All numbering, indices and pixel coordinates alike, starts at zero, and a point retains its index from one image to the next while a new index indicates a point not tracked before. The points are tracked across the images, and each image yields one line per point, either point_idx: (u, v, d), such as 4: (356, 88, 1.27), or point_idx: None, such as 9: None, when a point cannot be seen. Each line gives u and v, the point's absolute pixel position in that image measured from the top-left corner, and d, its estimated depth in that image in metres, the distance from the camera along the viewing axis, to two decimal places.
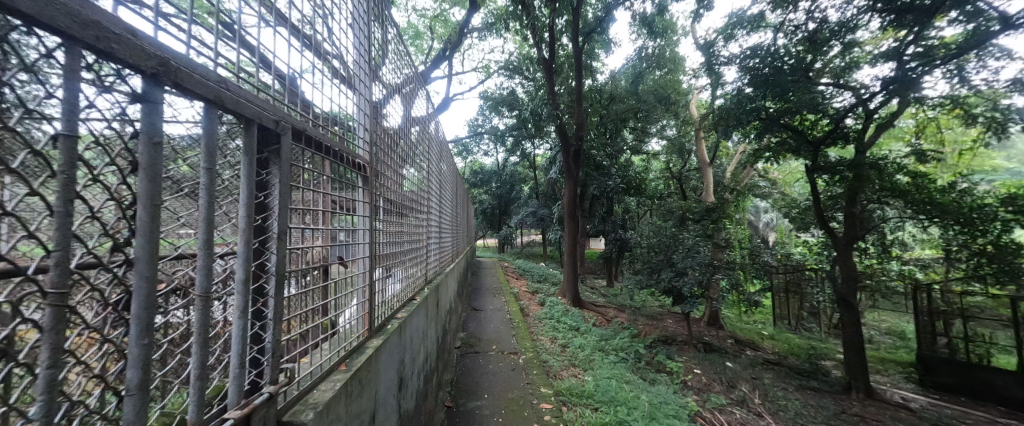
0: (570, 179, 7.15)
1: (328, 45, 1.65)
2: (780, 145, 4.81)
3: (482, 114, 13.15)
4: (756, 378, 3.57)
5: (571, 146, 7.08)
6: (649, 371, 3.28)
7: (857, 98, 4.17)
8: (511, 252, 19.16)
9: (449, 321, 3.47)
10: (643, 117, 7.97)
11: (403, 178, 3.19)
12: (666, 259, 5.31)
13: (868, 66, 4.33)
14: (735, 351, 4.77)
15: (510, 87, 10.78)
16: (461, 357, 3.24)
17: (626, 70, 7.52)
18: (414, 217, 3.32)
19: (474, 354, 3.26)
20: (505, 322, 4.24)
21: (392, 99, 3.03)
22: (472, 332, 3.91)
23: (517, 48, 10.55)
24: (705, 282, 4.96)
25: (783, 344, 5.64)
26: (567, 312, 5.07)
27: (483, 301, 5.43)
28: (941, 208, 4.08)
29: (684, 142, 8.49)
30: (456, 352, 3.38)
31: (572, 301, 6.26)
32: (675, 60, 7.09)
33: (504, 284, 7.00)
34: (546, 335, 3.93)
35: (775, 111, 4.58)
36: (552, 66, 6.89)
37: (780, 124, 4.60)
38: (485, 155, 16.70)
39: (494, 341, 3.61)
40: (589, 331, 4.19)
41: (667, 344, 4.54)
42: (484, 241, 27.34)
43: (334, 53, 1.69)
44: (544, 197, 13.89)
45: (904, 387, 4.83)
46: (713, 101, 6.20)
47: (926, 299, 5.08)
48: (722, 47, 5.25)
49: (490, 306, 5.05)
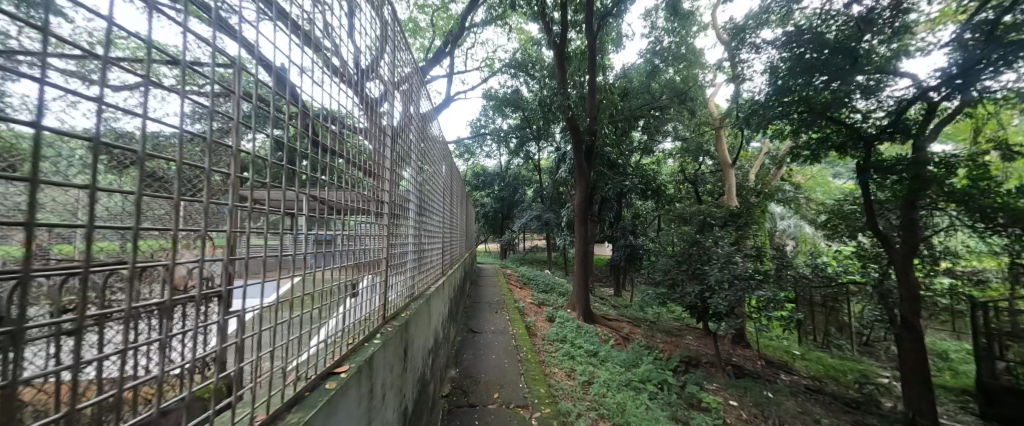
0: (582, 180, 6.64)
1: (325, 41, 1.50)
2: (822, 141, 4.32)
3: (484, 114, 12.72)
4: (806, 413, 3.04)
5: (582, 144, 6.59)
6: (686, 412, 2.78)
7: (918, 89, 3.63)
8: (512, 258, 18.63)
9: (437, 360, 2.95)
10: (658, 116, 7.50)
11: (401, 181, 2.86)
12: (689, 268, 4.83)
13: (922, 55, 3.86)
14: (770, 375, 4.22)
15: (514, 87, 10.36)
16: (447, 415, 2.64)
17: (638, 65, 7.12)
18: (408, 235, 2.85)
19: (467, 408, 2.70)
20: (508, 352, 3.70)
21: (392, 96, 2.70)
22: (466, 368, 3.37)
23: (522, 44, 10.13)
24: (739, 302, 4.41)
25: (820, 367, 5.07)
26: (580, 331, 4.56)
27: (486, 319, 4.94)
28: (1016, 216, 3.42)
29: (700, 143, 8.02)
30: (443, 405, 2.80)
31: (582, 314, 5.74)
32: (693, 53, 6.63)
33: (507, 296, 6.48)
34: (561, 368, 3.41)
35: (819, 104, 4.05)
36: (563, 57, 6.42)
37: (827, 117, 4.06)
38: (487, 157, 16.29)
39: (494, 383, 3.05)
40: (608, 358, 3.68)
41: (694, 367, 4.02)
42: (484, 245, 26.92)
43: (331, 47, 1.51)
44: (549, 201, 13.41)
45: (965, 421, 4.24)
46: (737, 96, 5.73)
47: (982, 319, 4.55)
48: (752, 32, 4.79)
49: (491, 327, 4.57)
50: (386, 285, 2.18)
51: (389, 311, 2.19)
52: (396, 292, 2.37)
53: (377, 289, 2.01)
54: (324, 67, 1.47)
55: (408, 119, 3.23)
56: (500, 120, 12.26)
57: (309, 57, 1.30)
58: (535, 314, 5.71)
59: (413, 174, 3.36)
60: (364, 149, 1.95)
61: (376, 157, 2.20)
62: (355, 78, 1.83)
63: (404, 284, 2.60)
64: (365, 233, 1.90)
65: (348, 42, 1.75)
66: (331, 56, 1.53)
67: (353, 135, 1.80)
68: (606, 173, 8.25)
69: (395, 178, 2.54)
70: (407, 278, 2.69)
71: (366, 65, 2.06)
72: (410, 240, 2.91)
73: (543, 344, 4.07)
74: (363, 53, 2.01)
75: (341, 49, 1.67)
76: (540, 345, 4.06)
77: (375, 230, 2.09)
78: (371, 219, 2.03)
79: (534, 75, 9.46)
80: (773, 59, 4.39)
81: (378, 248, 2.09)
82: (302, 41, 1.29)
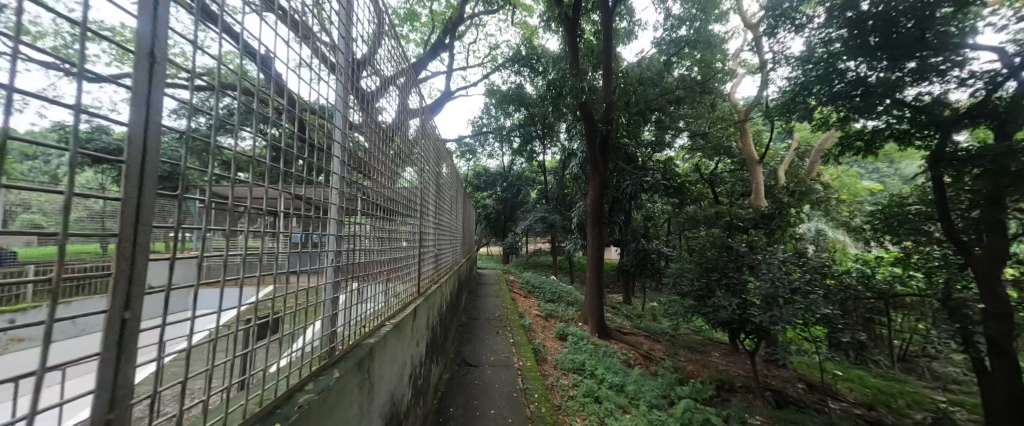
0: (596, 178, 6.13)
1: (322, 35, 1.58)
2: (878, 132, 3.79)
3: (488, 112, 12.19)
4: None
5: (597, 137, 6.05)
6: None
7: (1007, 66, 3.01)
8: (517, 262, 18.00)
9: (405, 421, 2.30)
10: (672, 111, 7.01)
11: (375, 182, 2.41)
12: (721, 278, 4.36)
13: (997, 27, 3.32)
14: (817, 404, 3.69)
15: (517, 83, 9.90)
16: None
17: (655, 53, 6.54)
18: (371, 251, 2.27)
19: None
20: (511, 397, 3.07)
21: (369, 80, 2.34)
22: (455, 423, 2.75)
23: (524, 37, 9.61)
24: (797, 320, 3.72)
25: (866, 390, 4.53)
26: (598, 356, 4.05)
27: (484, 344, 4.36)
28: None
29: (720, 140, 7.47)
30: None
31: (595, 329, 5.25)
32: (715, 38, 6.05)
33: (510, 311, 5.88)
34: (584, 416, 2.87)
35: (876, 84, 3.51)
36: (576, 40, 5.83)
37: (889, 101, 3.48)
38: (490, 157, 15.72)
39: None
40: (638, 398, 3.16)
41: (729, 394, 3.63)
42: (488, 249, 26.37)
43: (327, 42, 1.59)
44: (555, 202, 12.83)
45: None
46: (770, 83, 5.18)
47: None
48: (791, 9, 4.27)
49: (490, 357, 3.96)
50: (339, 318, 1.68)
51: (339, 350, 1.67)
52: (353, 322, 1.84)
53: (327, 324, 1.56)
54: (322, 63, 1.60)
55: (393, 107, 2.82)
56: (503, 117, 11.74)
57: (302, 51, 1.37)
58: (543, 331, 5.19)
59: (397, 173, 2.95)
60: (359, 143, 2.11)
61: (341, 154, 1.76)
62: (343, 70, 1.81)
63: (365, 307, 2.03)
64: (314, 254, 1.45)
65: (339, 37, 1.77)
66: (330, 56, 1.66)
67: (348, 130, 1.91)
68: (622, 170, 7.66)
69: (358, 183, 2.01)
70: (370, 301, 2.13)
71: (339, 39, 1.76)
72: (374, 255, 2.32)
73: (557, 377, 3.58)
74: (349, 40, 1.93)
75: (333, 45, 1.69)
76: (553, 377, 3.58)
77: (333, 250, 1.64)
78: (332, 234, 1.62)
79: (539, 69, 8.91)
80: (827, 26, 3.84)
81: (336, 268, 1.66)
82: (294, 30, 1.34)
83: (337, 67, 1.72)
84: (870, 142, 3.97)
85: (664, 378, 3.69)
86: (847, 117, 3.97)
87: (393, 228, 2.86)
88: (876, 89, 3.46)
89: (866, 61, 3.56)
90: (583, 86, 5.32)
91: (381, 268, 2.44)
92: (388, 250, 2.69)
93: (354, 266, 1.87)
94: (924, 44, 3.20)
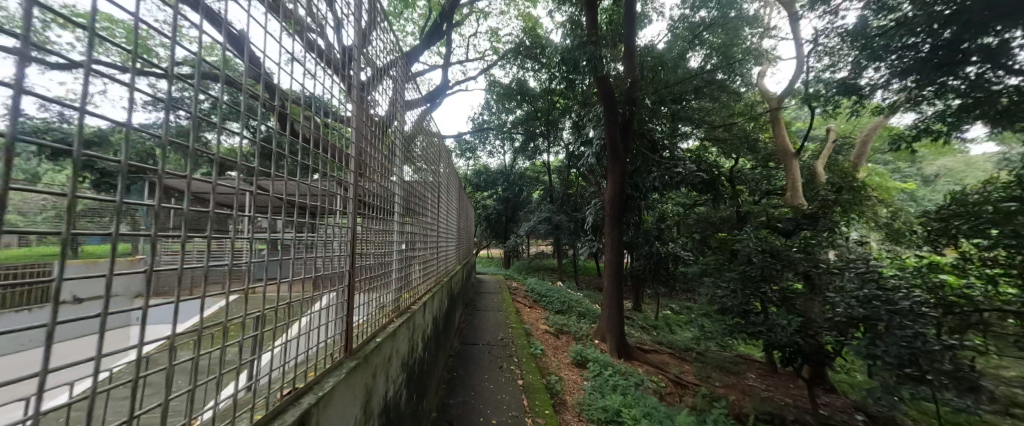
0: (615, 171, 5.52)
1: (309, 21, 1.49)
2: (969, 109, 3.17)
3: (489, 105, 11.49)
4: None
5: (620, 116, 5.36)
6: None
7: None
8: (519, 267, 17.33)
9: None
10: (690, 104, 6.45)
11: (346, 178, 1.83)
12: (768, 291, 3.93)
13: None
14: None
15: (519, 77, 9.35)
16: None
17: (676, 34, 5.92)
18: (330, 268, 1.65)
19: None
20: None
21: (351, 53, 1.94)
22: None
23: (526, 26, 9.01)
24: (873, 354, 3.15)
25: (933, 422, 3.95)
26: (630, 393, 3.49)
27: (483, 383, 3.67)
28: None
29: (743, 133, 6.90)
30: None
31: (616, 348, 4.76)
32: (744, 17, 5.43)
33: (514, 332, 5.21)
34: None
35: (963, 50, 2.93)
36: (594, 15, 5.14)
37: (990, 66, 2.89)
38: (490, 156, 15.03)
39: None
40: None
41: None
42: (488, 252, 25.83)
43: (314, 29, 1.51)
44: (559, 203, 12.16)
45: None
46: (812, 65, 4.55)
47: None
48: None
49: (490, 418, 3.07)
50: (247, 372, 1.12)
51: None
52: (277, 372, 1.26)
53: (230, 384, 1.05)
54: (309, 52, 1.50)
55: (377, 83, 2.41)
56: (504, 112, 11.13)
57: (296, 46, 1.37)
58: (558, 356, 4.63)
59: (379, 169, 2.39)
60: (347, 136, 1.86)
61: (300, 144, 1.38)
62: (328, 59, 1.66)
63: (308, 346, 1.44)
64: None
65: (325, 21, 1.63)
66: (317, 43, 1.55)
67: (334, 122, 1.73)
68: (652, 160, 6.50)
69: (300, 178, 1.37)
70: (320, 334, 1.54)
71: (317, 14, 1.55)
72: (336, 275, 1.69)
73: None
74: (330, 14, 1.68)
75: (317, 30, 1.56)
76: None
77: (249, 265, 1.12)
78: (231, 242, 1.04)
79: (545, 60, 8.29)
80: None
81: (251, 293, 1.14)
82: (287, 25, 1.33)
83: (326, 59, 1.64)
84: (957, 119, 3.39)
85: (715, 420, 3.16)
86: (929, 94, 3.37)
87: (372, 238, 2.23)
88: (973, 56, 2.91)
89: (928, 36, 3.05)
90: (602, 61, 4.75)
91: (339, 291, 1.73)
92: (364, 263, 2.07)
93: (279, 294, 1.28)
94: (1008, 1, 2.60)
